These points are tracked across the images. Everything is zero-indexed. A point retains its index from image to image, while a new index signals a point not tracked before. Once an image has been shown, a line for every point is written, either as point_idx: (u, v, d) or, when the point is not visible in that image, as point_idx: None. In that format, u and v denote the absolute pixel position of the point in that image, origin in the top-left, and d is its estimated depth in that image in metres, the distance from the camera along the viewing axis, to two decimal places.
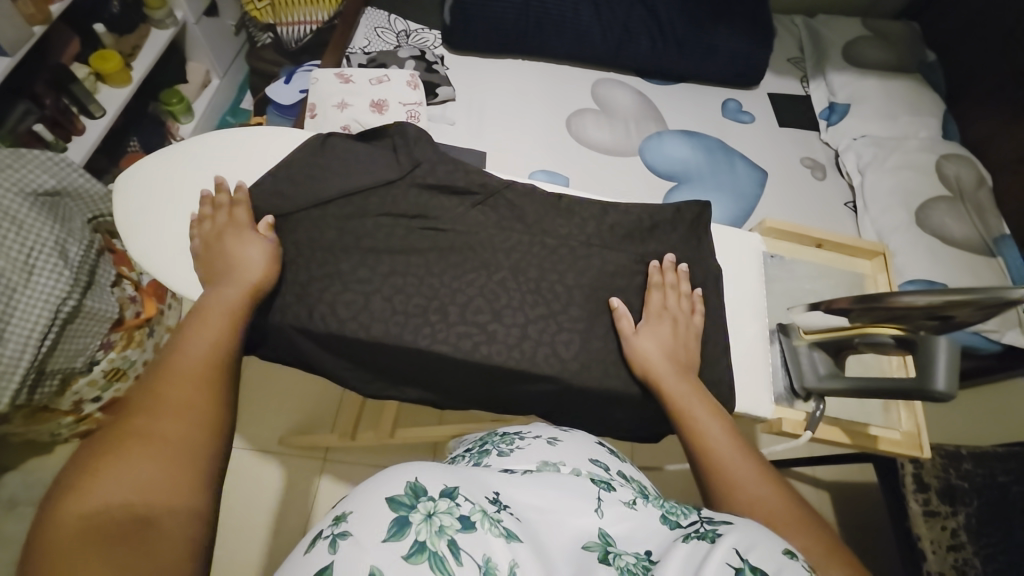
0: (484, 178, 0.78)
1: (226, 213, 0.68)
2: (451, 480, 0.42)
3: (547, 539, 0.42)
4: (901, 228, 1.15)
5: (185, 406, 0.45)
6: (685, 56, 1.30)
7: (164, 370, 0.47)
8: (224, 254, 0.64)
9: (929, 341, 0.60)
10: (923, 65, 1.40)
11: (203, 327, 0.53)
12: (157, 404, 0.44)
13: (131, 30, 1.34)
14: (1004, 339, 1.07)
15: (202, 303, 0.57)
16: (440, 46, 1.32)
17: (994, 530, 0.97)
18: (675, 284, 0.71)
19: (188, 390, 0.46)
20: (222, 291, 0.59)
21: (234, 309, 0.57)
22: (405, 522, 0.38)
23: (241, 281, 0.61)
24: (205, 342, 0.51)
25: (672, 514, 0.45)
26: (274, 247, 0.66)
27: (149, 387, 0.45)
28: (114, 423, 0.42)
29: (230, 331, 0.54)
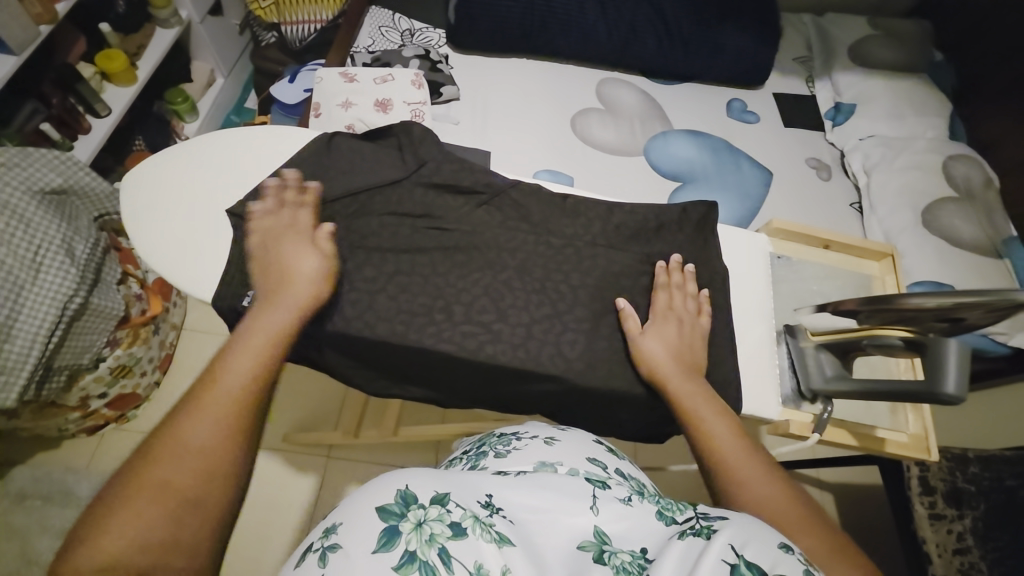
0: (489, 177, 0.77)
1: (302, 208, 0.68)
2: (441, 485, 0.42)
3: (541, 540, 0.41)
4: (908, 229, 1.15)
5: (204, 455, 0.45)
6: (690, 55, 1.30)
7: (194, 406, 0.48)
8: (281, 255, 0.62)
9: (938, 344, 0.60)
10: (931, 65, 1.39)
11: (241, 355, 0.52)
12: (177, 451, 0.45)
13: (136, 30, 1.35)
14: (1012, 341, 1.07)
15: (250, 321, 0.56)
16: (444, 45, 1.32)
17: (1004, 534, 0.96)
18: (682, 284, 0.71)
19: (209, 436, 0.46)
20: (273, 307, 0.57)
21: (279, 332, 0.55)
22: (394, 532, 0.38)
23: (293, 292, 0.59)
24: (240, 374, 0.51)
25: (668, 510, 0.45)
26: (330, 268, 0.64)
27: (178, 423, 0.46)
28: (138, 464, 0.44)
29: (269, 360, 0.53)
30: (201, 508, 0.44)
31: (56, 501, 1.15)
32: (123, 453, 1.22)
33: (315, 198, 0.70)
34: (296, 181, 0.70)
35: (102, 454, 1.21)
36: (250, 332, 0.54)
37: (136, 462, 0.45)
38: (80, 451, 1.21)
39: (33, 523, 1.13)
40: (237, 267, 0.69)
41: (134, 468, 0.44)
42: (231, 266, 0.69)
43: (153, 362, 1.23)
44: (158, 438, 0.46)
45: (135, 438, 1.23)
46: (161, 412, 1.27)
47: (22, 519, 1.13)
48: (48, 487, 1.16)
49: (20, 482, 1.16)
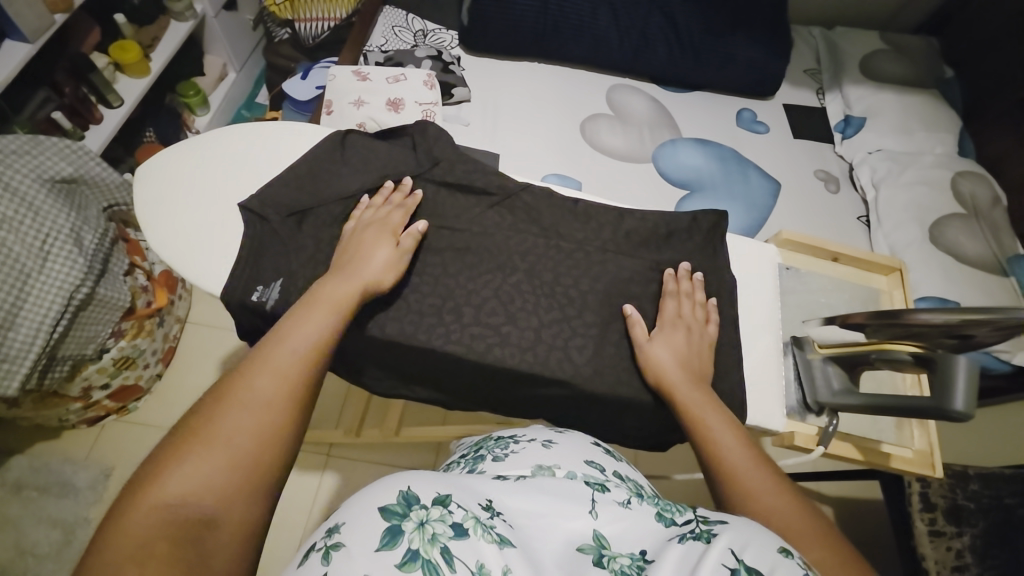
0: (501, 179, 0.78)
1: (400, 210, 0.70)
2: (443, 487, 0.42)
3: (537, 544, 0.42)
4: (914, 244, 1.15)
5: (268, 406, 0.46)
6: (701, 64, 1.30)
7: (260, 361, 0.49)
8: (358, 243, 0.65)
9: (948, 360, 0.60)
10: (941, 81, 1.39)
11: (305, 321, 0.54)
12: (243, 399, 0.46)
13: (151, 22, 1.35)
14: (1015, 360, 1.07)
15: (314, 293, 0.58)
16: (457, 47, 1.33)
17: (1002, 552, 0.96)
18: (690, 292, 0.71)
19: (274, 388, 0.48)
20: (337, 283, 0.60)
21: (341, 305, 0.57)
22: (397, 531, 0.38)
23: (360, 279, 0.61)
24: (302, 345, 0.52)
25: (667, 512, 0.45)
26: (399, 263, 0.65)
27: (245, 375, 0.48)
28: (206, 408, 0.45)
29: (331, 329, 0.55)
30: (262, 455, 0.44)
31: (56, 490, 1.16)
32: (124, 444, 1.22)
33: (417, 204, 0.72)
34: (405, 186, 0.72)
35: (102, 445, 1.21)
36: (314, 303, 0.57)
37: (203, 407, 0.46)
38: (80, 441, 1.21)
39: (33, 510, 1.13)
40: (247, 261, 0.69)
41: (201, 412, 0.45)
42: (242, 260, 0.69)
43: (156, 355, 1.23)
44: (225, 386, 0.47)
45: (136, 429, 1.24)
46: (163, 404, 1.27)
47: (21, 508, 1.13)
48: (50, 475, 1.17)
49: (20, 471, 1.17)
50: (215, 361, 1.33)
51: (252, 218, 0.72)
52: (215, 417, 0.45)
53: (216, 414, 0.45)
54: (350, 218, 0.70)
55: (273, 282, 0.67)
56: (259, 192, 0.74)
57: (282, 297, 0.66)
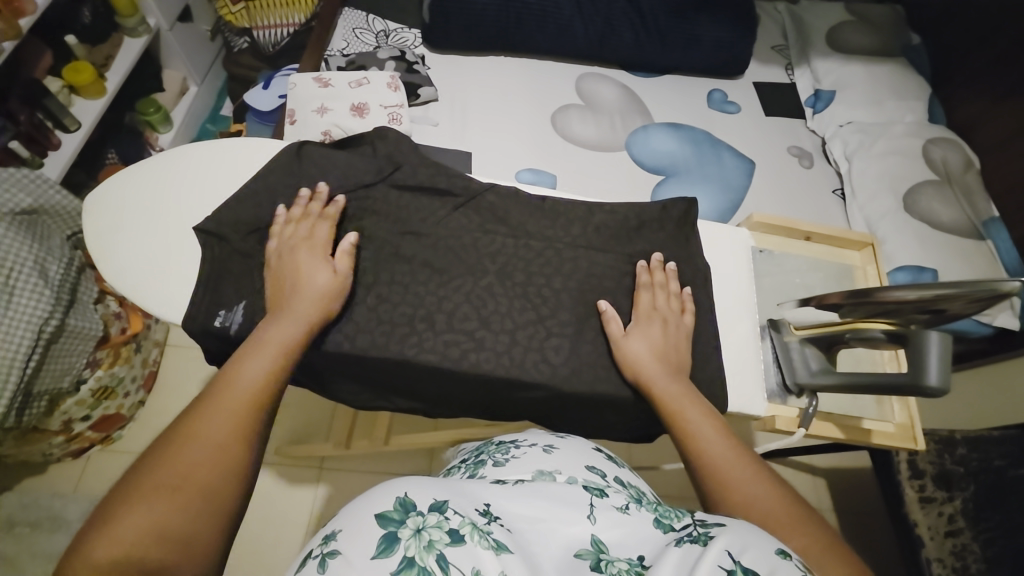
0: (466, 181, 0.76)
1: (320, 220, 0.68)
2: (440, 493, 0.41)
3: (537, 549, 0.40)
4: (889, 214, 1.15)
5: (217, 452, 0.45)
6: (668, 48, 1.29)
7: (208, 406, 0.48)
8: (294, 267, 0.63)
9: (920, 335, 0.61)
10: (907, 48, 1.39)
11: (253, 361, 0.53)
12: (191, 445, 0.45)
13: (103, 40, 1.31)
14: (996, 322, 1.08)
15: (262, 330, 0.57)
16: (420, 45, 1.30)
17: (994, 514, 0.98)
18: (664, 283, 0.71)
19: (222, 433, 0.47)
20: (283, 317, 0.59)
21: (291, 340, 0.57)
22: (393, 538, 0.37)
23: (306, 310, 0.60)
24: (250, 387, 0.51)
25: (666, 517, 0.43)
26: (341, 287, 0.64)
27: (192, 421, 0.47)
28: (153, 458, 0.44)
29: (281, 366, 0.54)
30: (213, 503, 0.43)
31: (46, 528, 1.12)
32: (111, 475, 1.19)
33: (340, 211, 0.70)
34: (321, 193, 0.70)
35: (89, 476, 1.19)
36: (262, 342, 0.56)
37: (148, 459, 0.44)
38: (66, 474, 1.18)
39: (22, 550, 1.09)
40: (207, 285, 0.67)
41: (146, 463, 0.44)
42: (201, 285, 0.67)
43: (137, 382, 1.21)
44: (172, 435, 0.46)
45: (123, 459, 1.21)
46: (149, 431, 1.24)
47: (10, 547, 1.10)
48: (37, 513, 1.13)
49: (6, 509, 1.13)
50: (198, 383, 1.30)
51: (209, 239, 0.70)
52: (162, 467, 0.43)
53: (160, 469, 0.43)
54: (270, 236, 0.67)
55: (237, 305, 0.66)
56: (217, 212, 0.72)
57: (247, 320, 0.65)
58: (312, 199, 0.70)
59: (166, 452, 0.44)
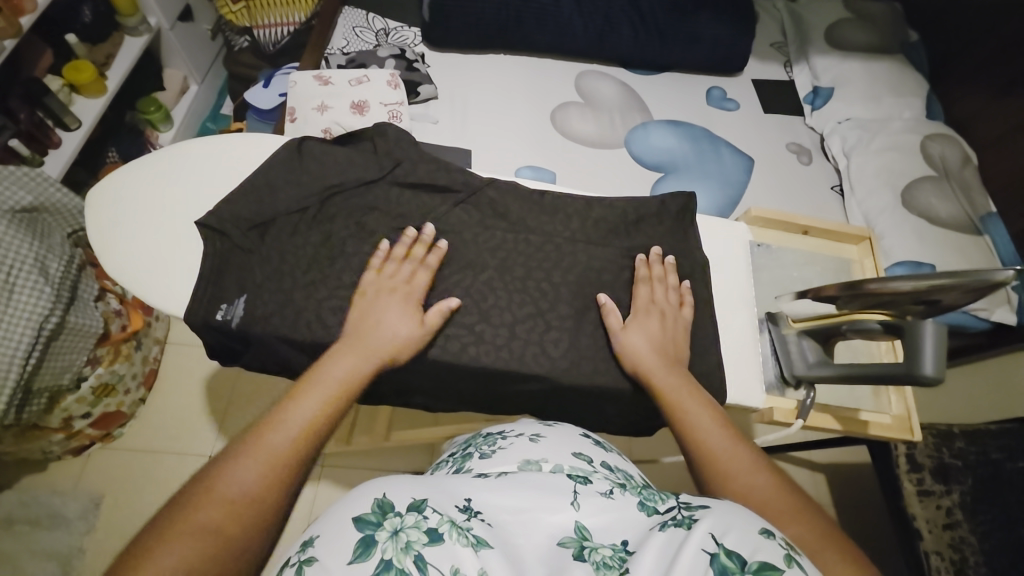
0: (466, 176, 0.77)
1: (423, 267, 0.68)
2: (419, 492, 0.41)
3: (520, 541, 0.40)
4: (888, 209, 1.15)
5: (253, 499, 0.44)
6: (667, 45, 1.30)
7: (254, 443, 0.47)
8: (379, 311, 0.62)
9: (915, 326, 0.61)
10: (906, 45, 1.40)
11: (307, 400, 0.52)
12: (228, 490, 0.44)
13: (104, 39, 1.32)
14: (993, 317, 1.09)
15: (324, 364, 0.57)
16: (420, 43, 1.31)
17: (990, 507, 0.99)
18: (662, 276, 0.71)
19: (262, 478, 0.45)
20: (349, 357, 0.58)
21: (349, 383, 0.55)
22: (370, 542, 0.36)
23: (373, 351, 0.59)
24: (298, 424, 0.50)
25: (650, 500, 0.44)
26: (422, 338, 0.63)
27: (235, 460, 0.46)
28: (190, 499, 0.43)
29: (333, 409, 0.53)
30: (236, 559, 0.41)
31: (47, 524, 1.12)
32: (114, 472, 1.19)
33: (438, 259, 0.69)
34: (427, 237, 0.69)
35: (91, 473, 1.19)
36: (319, 380, 0.55)
37: (183, 496, 0.43)
38: (67, 472, 1.18)
39: (23, 548, 1.10)
40: (208, 279, 0.68)
41: (182, 503, 0.43)
42: (203, 279, 0.68)
43: (137, 379, 1.21)
44: (211, 474, 0.45)
45: (124, 456, 1.21)
46: (151, 428, 1.25)
47: (11, 544, 1.10)
48: (38, 510, 1.14)
49: (8, 506, 1.13)
50: (199, 380, 1.30)
51: (210, 234, 0.70)
52: (198, 511, 0.42)
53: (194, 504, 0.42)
54: (368, 266, 0.67)
55: (237, 299, 0.67)
56: (218, 207, 0.72)
57: (248, 313, 0.66)
58: (417, 241, 0.69)
59: (204, 493, 0.43)
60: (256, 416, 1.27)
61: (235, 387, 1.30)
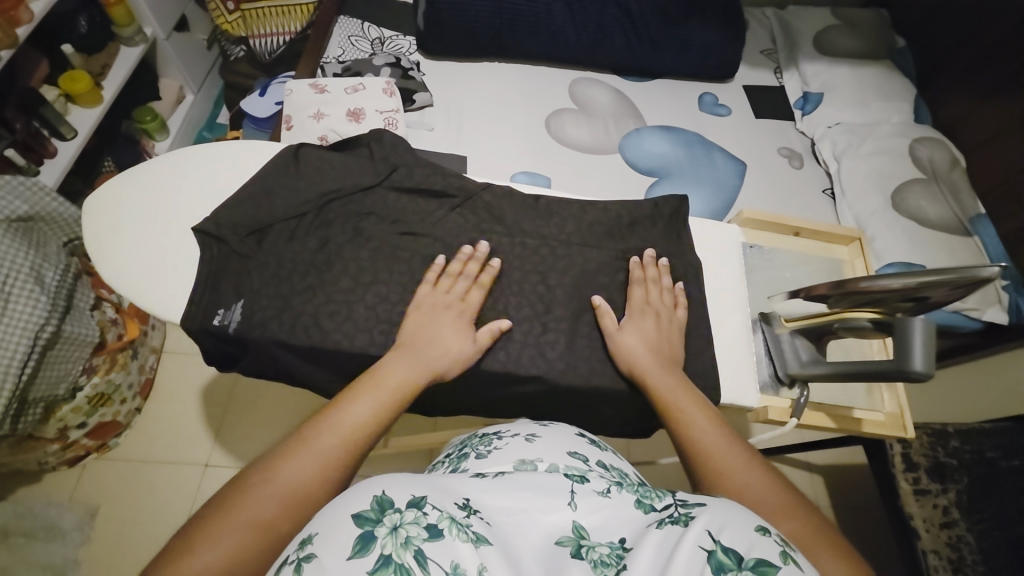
0: (461, 180, 0.78)
1: (475, 285, 0.68)
2: (418, 489, 0.41)
3: (517, 540, 0.40)
4: (879, 211, 1.17)
5: (298, 499, 0.44)
6: (659, 52, 1.32)
7: (308, 441, 0.48)
8: (432, 326, 0.62)
9: (904, 323, 0.62)
10: (893, 51, 1.42)
11: (361, 403, 0.52)
12: (281, 484, 0.44)
13: (100, 49, 1.32)
14: (985, 317, 1.11)
15: (380, 370, 0.57)
16: (415, 52, 1.32)
17: (988, 505, 1.00)
18: (656, 278, 0.72)
19: (310, 479, 0.45)
20: (405, 365, 0.58)
21: (402, 391, 0.55)
22: (369, 538, 0.36)
23: (426, 362, 0.59)
24: (353, 425, 0.50)
25: (646, 498, 0.44)
26: (470, 356, 0.63)
27: (287, 457, 0.46)
28: (245, 487, 0.44)
29: (385, 416, 0.53)
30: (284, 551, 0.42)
31: (42, 536, 1.11)
32: (109, 482, 1.18)
33: (491, 278, 0.69)
34: (481, 254, 0.70)
35: (85, 484, 1.18)
36: (376, 384, 0.55)
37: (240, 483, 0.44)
38: (62, 483, 1.17)
39: (17, 560, 1.08)
40: (205, 284, 0.68)
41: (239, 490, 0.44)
42: (200, 285, 0.68)
43: (133, 389, 1.21)
44: (267, 465, 0.45)
45: (120, 466, 1.20)
46: (146, 438, 1.24)
47: (6, 556, 1.08)
48: (33, 522, 1.12)
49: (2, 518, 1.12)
50: (195, 389, 1.30)
51: (207, 240, 0.70)
52: (246, 504, 0.42)
53: (250, 493, 0.43)
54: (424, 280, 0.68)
55: (234, 304, 0.67)
56: (215, 213, 0.73)
57: (245, 318, 0.66)
58: (470, 259, 0.69)
59: (254, 487, 0.44)
60: (253, 424, 1.27)
61: (232, 395, 1.30)
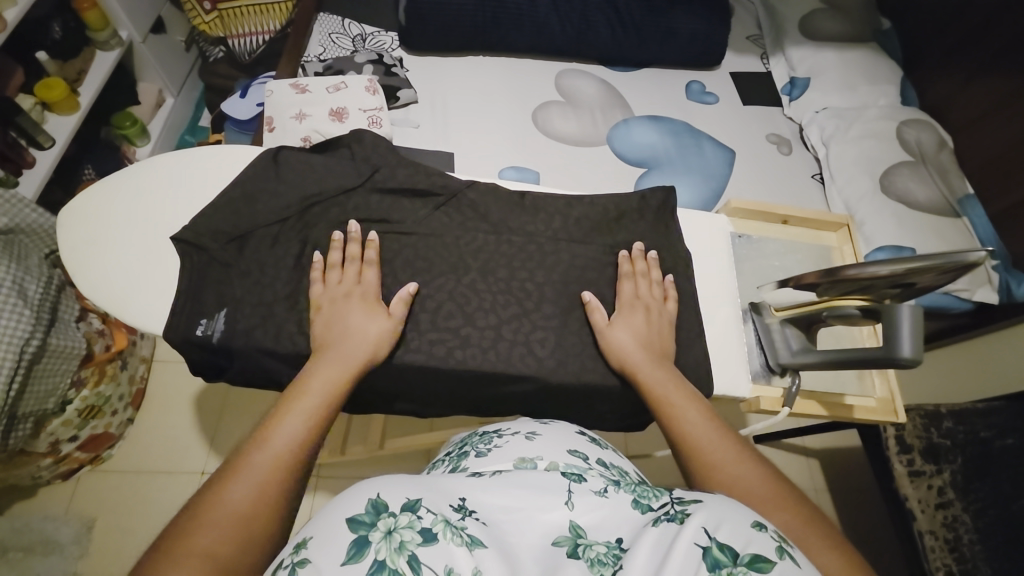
0: (446, 179, 0.76)
1: (365, 264, 0.67)
2: (413, 492, 0.40)
3: (514, 540, 0.40)
4: (867, 196, 1.17)
5: (248, 520, 0.43)
6: (645, 41, 1.30)
7: (242, 466, 0.46)
8: (342, 318, 0.62)
9: (891, 310, 0.62)
10: (878, 33, 1.42)
11: (291, 416, 0.51)
12: (223, 513, 0.42)
13: (76, 55, 1.29)
14: (975, 297, 1.11)
15: (303, 380, 0.56)
16: (398, 48, 1.30)
17: (983, 485, 1.01)
18: (645, 271, 0.72)
19: (253, 498, 0.44)
20: (328, 368, 0.57)
21: (330, 395, 0.55)
22: (363, 542, 0.36)
23: (349, 361, 0.59)
24: (288, 438, 0.49)
25: (644, 497, 0.43)
26: (394, 332, 0.63)
27: (223, 485, 0.45)
28: (185, 525, 0.41)
29: (318, 423, 0.52)
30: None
31: (38, 551, 1.10)
32: (104, 494, 1.17)
33: (377, 252, 0.68)
34: (355, 234, 0.68)
35: (79, 497, 1.16)
36: (302, 393, 0.54)
37: (178, 523, 0.42)
38: (56, 496, 1.16)
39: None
40: (188, 293, 0.67)
41: (178, 530, 0.41)
42: (182, 295, 0.67)
43: (124, 400, 1.19)
44: (203, 499, 0.43)
45: (114, 477, 1.19)
46: (139, 448, 1.22)
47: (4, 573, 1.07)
48: (28, 537, 1.11)
49: None
50: (187, 396, 1.29)
51: (188, 249, 0.69)
52: (189, 542, 0.40)
53: (190, 532, 0.41)
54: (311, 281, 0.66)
55: (217, 314, 0.66)
56: (194, 221, 0.71)
57: (229, 327, 0.65)
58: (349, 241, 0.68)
59: (192, 522, 0.42)
60: (248, 432, 1.26)
61: (225, 401, 1.29)
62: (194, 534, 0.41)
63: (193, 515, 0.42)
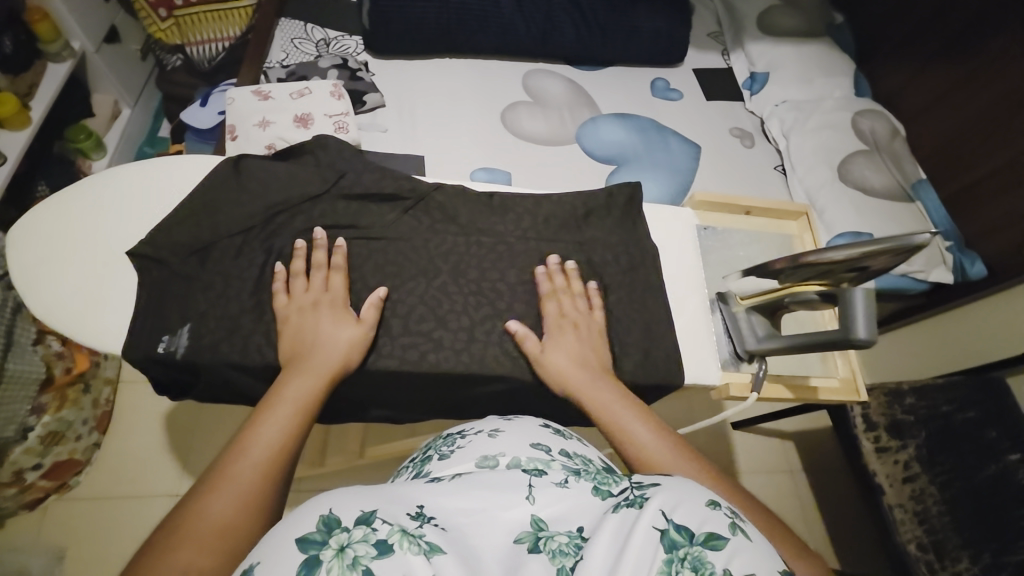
0: (413, 182, 0.76)
1: (332, 269, 0.66)
2: (368, 504, 0.39)
3: (473, 536, 0.39)
4: (826, 184, 1.21)
5: (228, 532, 0.42)
6: (609, 40, 1.32)
7: (220, 479, 0.45)
8: (311, 325, 0.61)
9: (846, 294, 0.65)
10: (832, 27, 1.47)
11: (268, 425, 0.51)
12: (202, 526, 0.41)
13: (25, 69, 1.22)
14: (931, 277, 1.16)
15: (276, 390, 0.55)
16: (363, 52, 1.29)
17: (947, 456, 1.06)
18: (567, 286, 0.70)
19: (234, 509, 0.43)
20: (301, 378, 0.57)
21: (306, 402, 0.54)
22: (315, 562, 0.34)
23: (323, 369, 0.58)
24: (265, 448, 0.49)
25: (603, 484, 0.44)
26: (365, 338, 0.63)
27: (201, 500, 0.43)
28: (163, 544, 0.40)
29: (296, 431, 0.52)
30: None
31: None
32: (74, 522, 1.12)
33: (343, 258, 0.67)
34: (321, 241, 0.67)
35: (47, 527, 1.11)
36: (276, 403, 0.53)
37: (153, 542, 0.41)
38: (21, 528, 1.10)
39: None
40: (148, 309, 0.65)
41: (154, 550, 0.40)
42: (142, 311, 0.65)
43: (88, 424, 1.15)
44: (180, 516, 0.42)
45: (83, 504, 1.14)
46: (109, 472, 1.18)
47: None
48: None
49: None
50: (159, 415, 1.24)
51: (147, 264, 0.67)
52: (166, 560, 0.39)
53: (168, 551, 0.40)
54: (274, 292, 0.65)
55: (180, 329, 0.64)
56: (152, 235, 0.69)
57: (193, 342, 0.63)
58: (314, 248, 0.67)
59: (169, 540, 0.40)
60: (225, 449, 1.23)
61: (198, 419, 1.25)
62: (172, 552, 0.40)
63: (171, 533, 0.41)
